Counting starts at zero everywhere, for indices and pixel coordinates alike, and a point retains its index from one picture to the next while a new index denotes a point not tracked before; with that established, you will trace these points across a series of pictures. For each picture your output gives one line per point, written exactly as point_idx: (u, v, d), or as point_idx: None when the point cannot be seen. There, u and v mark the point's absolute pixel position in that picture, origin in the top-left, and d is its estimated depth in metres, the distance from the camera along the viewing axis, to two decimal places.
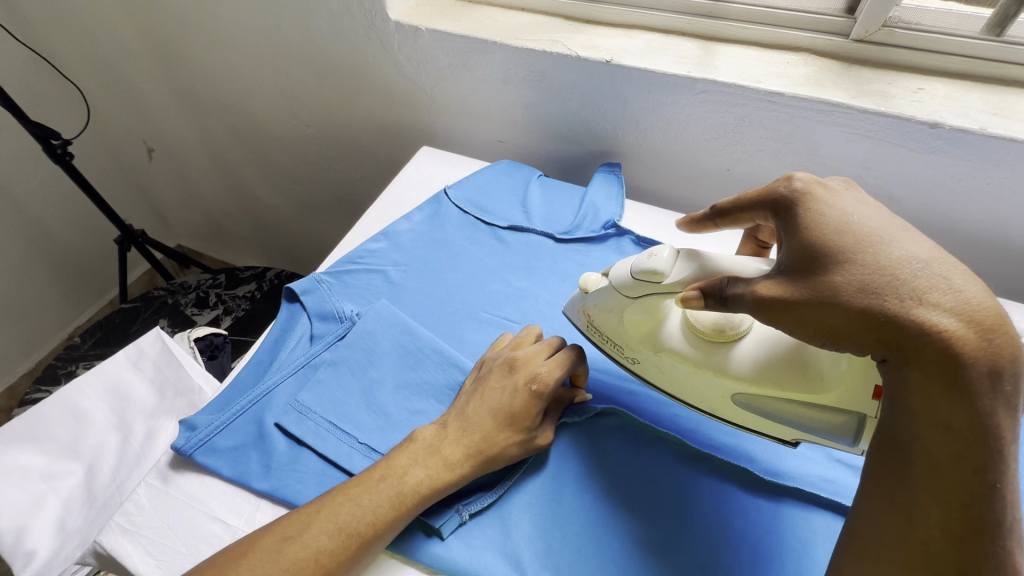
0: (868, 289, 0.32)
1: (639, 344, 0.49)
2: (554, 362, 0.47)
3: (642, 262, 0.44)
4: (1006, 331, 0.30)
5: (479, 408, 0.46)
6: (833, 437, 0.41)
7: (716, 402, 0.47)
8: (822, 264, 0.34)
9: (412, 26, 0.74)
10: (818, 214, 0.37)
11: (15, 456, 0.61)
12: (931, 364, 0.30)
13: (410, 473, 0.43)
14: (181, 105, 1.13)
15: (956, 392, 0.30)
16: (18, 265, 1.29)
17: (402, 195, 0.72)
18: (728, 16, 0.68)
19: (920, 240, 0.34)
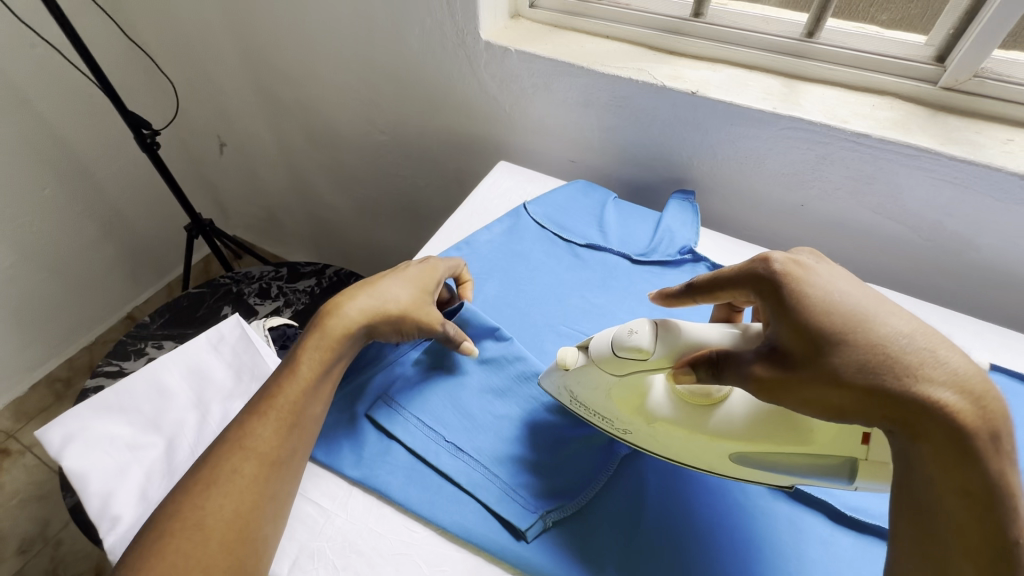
0: (867, 368, 0.34)
1: (627, 416, 0.46)
2: (443, 258, 0.60)
3: (621, 340, 0.43)
4: (993, 396, 0.33)
5: (381, 279, 0.55)
6: (833, 479, 0.42)
7: (713, 462, 0.46)
8: (822, 345, 0.35)
9: (502, 47, 0.78)
10: (804, 294, 0.38)
11: (105, 424, 0.66)
12: (941, 433, 0.32)
13: (334, 335, 0.50)
14: (260, 104, 1.18)
15: (968, 457, 0.32)
16: (92, 243, 1.37)
17: (482, 207, 0.75)
18: (814, 57, 0.69)
19: (903, 313, 0.36)
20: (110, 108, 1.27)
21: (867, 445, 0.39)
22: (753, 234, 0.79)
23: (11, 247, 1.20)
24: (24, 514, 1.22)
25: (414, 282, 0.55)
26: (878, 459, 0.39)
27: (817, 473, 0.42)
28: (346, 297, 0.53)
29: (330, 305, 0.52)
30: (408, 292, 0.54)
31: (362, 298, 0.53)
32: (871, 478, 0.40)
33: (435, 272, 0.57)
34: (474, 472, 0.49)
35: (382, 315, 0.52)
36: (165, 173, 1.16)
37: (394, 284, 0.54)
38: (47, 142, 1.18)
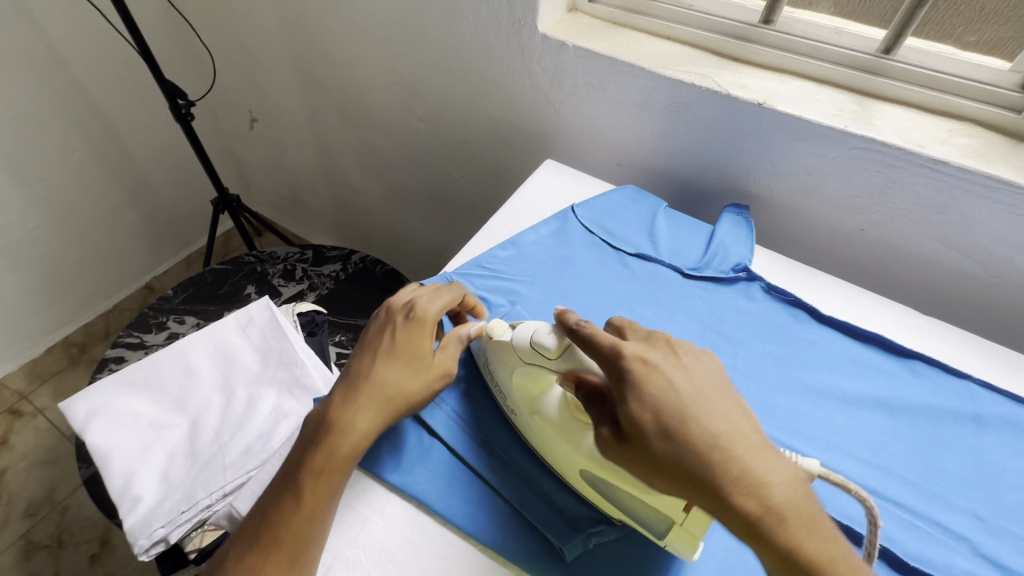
0: (676, 458, 0.35)
1: (519, 403, 0.47)
2: (432, 295, 0.51)
3: (538, 335, 0.44)
4: (776, 480, 0.34)
5: (377, 362, 0.47)
6: (648, 527, 0.42)
7: (566, 468, 0.46)
8: (643, 432, 0.36)
9: (559, 41, 0.75)
10: (637, 386, 0.37)
11: (132, 401, 0.65)
12: (734, 519, 0.34)
13: (345, 452, 0.43)
14: (295, 81, 1.16)
15: (761, 542, 0.33)
16: (116, 211, 1.35)
17: (527, 206, 0.73)
18: (889, 75, 0.66)
19: (715, 410, 0.36)
20: (144, 74, 1.25)
21: (687, 514, 0.38)
22: (804, 253, 0.76)
23: (36, 208, 1.19)
24: (32, 478, 1.22)
25: (415, 353, 0.48)
26: (689, 529, 0.39)
27: (642, 518, 0.42)
28: (341, 403, 0.45)
29: (329, 413, 0.45)
30: (411, 370, 0.47)
31: (365, 401, 0.45)
32: (678, 541, 0.40)
33: (426, 331, 0.49)
34: (519, 485, 0.47)
35: (393, 411, 0.46)
36: (197, 145, 1.14)
37: (395, 364, 0.47)
38: (79, 105, 1.17)
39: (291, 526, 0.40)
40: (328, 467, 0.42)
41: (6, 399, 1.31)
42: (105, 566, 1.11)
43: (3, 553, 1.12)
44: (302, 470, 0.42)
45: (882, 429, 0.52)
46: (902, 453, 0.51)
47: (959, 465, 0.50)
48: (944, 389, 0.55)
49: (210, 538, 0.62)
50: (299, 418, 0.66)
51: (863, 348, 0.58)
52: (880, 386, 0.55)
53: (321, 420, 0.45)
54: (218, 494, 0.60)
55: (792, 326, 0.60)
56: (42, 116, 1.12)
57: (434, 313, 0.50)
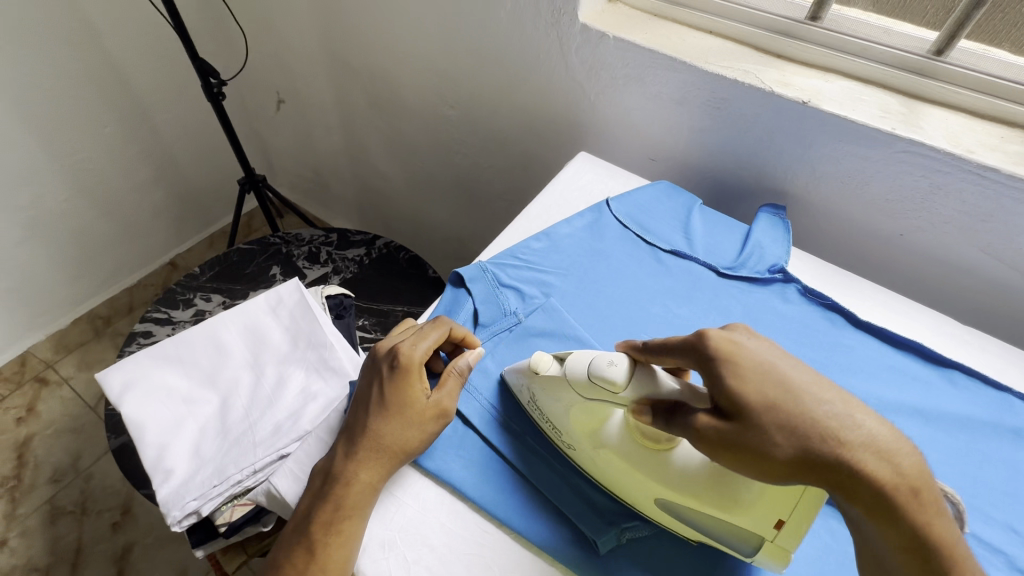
0: (802, 436, 0.34)
1: (578, 435, 0.46)
2: (415, 337, 0.49)
3: (598, 368, 0.42)
4: (900, 452, 0.34)
5: (370, 413, 0.46)
6: (735, 546, 0.42)
7: (639, 500, 0.44)
8: (755, 415, 0.35)
9: (599, 32, 0.73)
10: (737, 367, 0.37)
11: (166, 376, 0.67)
12: (865, 492, 0.33)
13: (351, 505, 0.43)
14: (325, 63, 1.16)
15: (888, 515, 0.33)
16: (143, 187, 1.37)
17: (561, 199, 0.73)
18: (939, 77, 0.64)
19: (822, 385, 0.36)
20: (176, 52, 1.26)
21: (778, 531, 0.38)
22: (838, 256, 0.75)
23: (67, 181, 1.20)
24: (58, 445, 1.25)
25: (402, 400, 0.46)
26: (781, 545, 0.39)
27: (728, 538, 0.41)
28: (340, 459, 0.45)
29: (333, 468, 0.45)
30: (405, 414, 0.46)
31: (364, 452, 0.45)
32: (767, 557, 0.41)
33: (413, 373, 0.47)
34: (553, 477, 0.47)
35: (394, 458, 0.45)
36: (226, 125, 1.15)
37: (383, 415, 0.46)
38: (112, 80, 1.18)
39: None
40: (330, 523, 0.43)
41: (34, 367, 1.34)
42: (127, 534, 1.14)
43: (30, 516, 1.15)
44: (309, 525, 0.43)
45: (917, 438, 0.52)
46: (938, 462, 0.50)
47: (996, 478, 0.50)
48: (983, 401, 0.54)
49: (240, 512, 0.61)
50: (327, 399, 0.65)
51: (900, 355, 0.57)
52: (916, 394, 0.54)
53: (326, 476, 0.45)
54: (248, 471, 0.60)
55: (828, 330, 0.59)
56: (77, 90, 1.13)
57: (419, 354, 0.48)
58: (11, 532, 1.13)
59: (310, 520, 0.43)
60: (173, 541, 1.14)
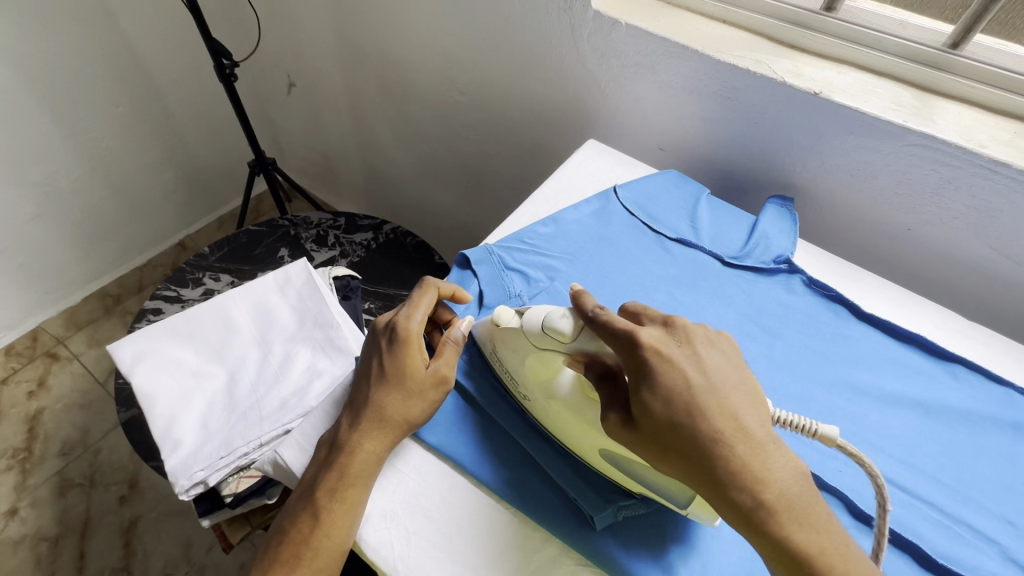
0: (690, 449, 0.36)
1: (532, 386, 0.47)
2: (410, 309, 0.50)
3: (550, 321, 0.43)
4: (774, 478, 0.35)
5: (372, 385, 0.47)
6: (670, 498, 0.42)
7: (586, 447, 0.45)
8: (654, 429, 0.37)
9: (612, 19, 0.73)
10: (654, 381, 0.38)
11: (175, 350, 0.68)
12: (728, 510, 0.36)
13: (356, 473, 0.44)
14: (337, 47, 1.16)
15: (761, 527, 0.35)
16: (154, 167, 1.38)
17: (569, 185, 0.73)
18: (953, 71, 0.64)
19: (728, 401, 0.37)
20: (189, 33, 1.26)
21: (703, 482, 0.39)
22: (844, 249, 0.75)
23: (80, 159, 1.22)
24: (67, 419, 1.27)
25: (402, 370, 0.47)
26: (711, 499, 0.39)
27: (662, 489, 0.42)
28: (345, 430, 0.46)
29: (339, 437, 0.46)
30: (406, 385, 0.46)
31: (369, 423, 0.46)
32: (699, 510, 0.41)
33: (411, 343, 0.48)
34: (553, 454, 0.48)
35: (399, 428, 0.46)
36: (238, 107, 1.15)
37: (383, 386, 0.47)
38: (125, 60, 1.19)
39: (313, 548, 0.42)
40: (335, 491, 0.44)
41: (44, 342, 1.36)
42: (134, 508, 1.16)
43: (40, 487, 1.18)
44: (313, 493, 0.44)
45: (917, 429, 0.52)
46: (935, 453, 0.51)
47: (994, 470, 0.50)
48: (984, 395, 0.54)
49: (247, 483, 0.62)
50: (333, 376, 0.66)
51: (902, 348, 0.57)
52: (918, 387, 0.55)
53: (330, 446, 0.46)
54: (255, 444, 0.61)
55: (831, 321, 0.59)
56: (91, 69, 1.14)
57: (416, 324, 0.49)
58: (21, 502, 1.16)
59: (317, 487, 0.44)
60: (178, 515, 1.16)
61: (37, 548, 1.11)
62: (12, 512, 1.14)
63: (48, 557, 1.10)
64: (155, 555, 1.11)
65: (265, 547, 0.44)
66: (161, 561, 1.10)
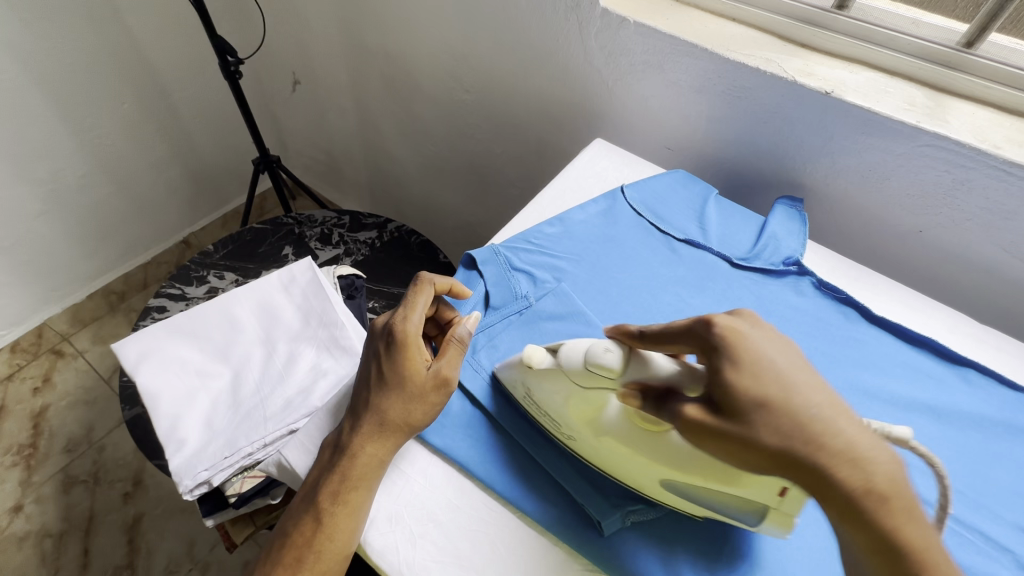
0: (783, 433, 0.34)
1: (578, 426, 0.45)
2: (406, 310, 0.49)
3: (594, 355, 0.42)
4: (877, 461, 0.33)
5: (372, 389, 0.47)
6: (741, 518, 0.42)
7: (644, 483, 0.44)
8: (743, 409, 0.35)
9: (620, 16, 0.72)
10: (735, 358, 0.36)
11: (180, 349, 0.68)
12: (834, 497, 0.33)
13: (356, 477, 0.44)
14: (342, 44, 1.15)
15: (857, 520, 0.33)
16: (159, 165, 1.38)
17: (575, 185, 0.72)
18: (967, 70, 0.63)
19: (809, 384, 0.36)
20: (194, 30, 1.26)
21: (782, 498, 0.38)
22: (854, 250, 0.74)
23: (85, 156, 1.22)
24: (72, 416, 1.27)
25: (401, 373, 0.46)
26: (786, 511, 0.39)
27: (732, 510, 0.41)
28: (345, 435, 0.46)
29: (340, 441, 0.46)
30: (405, 388, 0.46)
31: (368, 427, 0.45)
32: (773, 524, 0.41)
33: (408, 345, 0.47)
34: (560, 457, 0.48)
35: (399, 431, 0.46)
36: (242, 104, 1.15)
37: (383, 389, 0.46)
38: (130, 56, 1.18)
39: (316, 550, 0.42)
40: (338, 494, 0.43)
41: (49, 339, 1.36)
42: (138, 505, 1.17)
43: (44, 483, 1.18)
44: (316, 495, 0.44)
45: (928, 434, 0.51)
46: (947, 459, 0.50)
47: (1007, 477, 0.49)
48: (997, 400, 0.53)
49: (251, 484, 0.62)
50: (338, 376, 0.66)
51: (914, 351, 0.57)
52: (929, 391, 0.54)
53: (333, 448, 0.46)
54: (259, 444, 0.61)
55: (841, 324, 0.58)
56: (96, 66, 1.14)
57: (413, 326, 0.48)
58: (26, 498, 1.16)
59: (318, 490, 0.44)
60: (182, 513, 1.16)
61: (42, 544, 1.11)
62: (17, 508, 1.14)
63: (52, 554, 1.10)
64: (159, 552, 1.11)
65: (268, 549, 0.44)
66: (165, 559, 1.11)
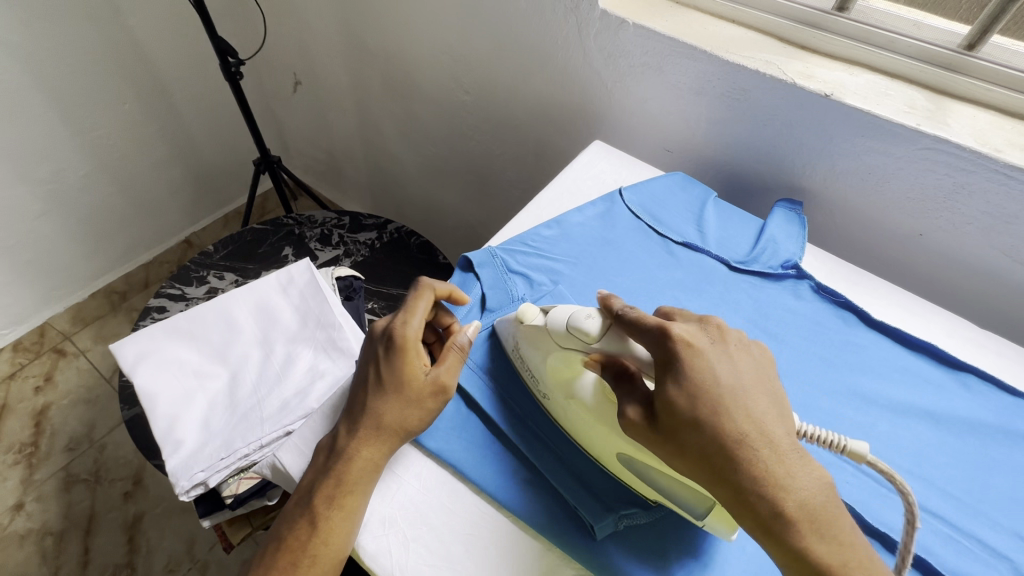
0: (711, 451, 0.36)
1: (553, 385, 0.47)
2: (406, 314, 0.49)
3: (577, 320, 0.43)
4: (795, 483, 0.34)
5: (370, 393, 0.47)
6: (688, 508, 0.41)
7: (603, 450, 0.45)
8: (679, 422, 0.37)
9: (619, 18, 0.72)
10: (683, 374, 0.37)
11: (178, 350, 0.68)
12: (748, 515, 0.35)
13: (354, 481, 0.44)
14: (343, 44, 1.15)
15: (771, 535, 0.34)
16: (160, 165, 1.38)
17: (574, 187, 0.72)
18: (968, 73, 0.62)
19: (751, 408, 0.37)
20: (197, 31, 1.26)
21: (723, 492, 0.39)
22: (853, 253, 0.74)
23: (87, 156, 1.22)
24: (73, 415, 1.28)
25: (399, 378, 0.46)
26: (728, 510, 0.39)
27: (680, 498, 0.41)
28: (342, 439, 0.45)
29: (338, 444, 0.46)
30: (402, 394, 0.46)
31: (365, 433, 0.45)
32: (717, 522, 0.40)
33: (406, 348, 0.47)
34: (555, 461, 0.47)
35: (395, 437, 0.46)
36: (243, 105, 1.15)
37: (381, 394, 0.46)
38: (132, 57, 1.19)
39: (311, 555, 0.42)
40: (333, 498, 0.43)
41: (51, 339, 1.37)
42: (137, 504, 1.17)
43: (45, 482, 1.18)
44: (311, 500, 0.44)
45: (926, 440, 0.51)
46: (945, 465, 0.49)
47: (1005, 483, 0.49)
48: (996, 406, 0.53)
49: (247, 485, 0.62)
50: (335, 378, 0.66)
51: (912, 356, 0.56)
52: (927, 397, 0.53)
53: (329, 453, 0.46)
54: (255, 445, 0.61)
55: (839, 328, 0.58)
56: (98, 66, 1.14)
57: (412, 330, 0.48)
58: (27, 496, 1.16)
59: (314, 493, 0.44)
60: (182, 512, 1.16)
61: (42, 543, 1.11)
62: (18, 507, 1.15)
63: (53, 552, 1.11)
64: (159, 551, 1.12)
65: (263, 552, 0.44)
66: (165, 558, 1.11)
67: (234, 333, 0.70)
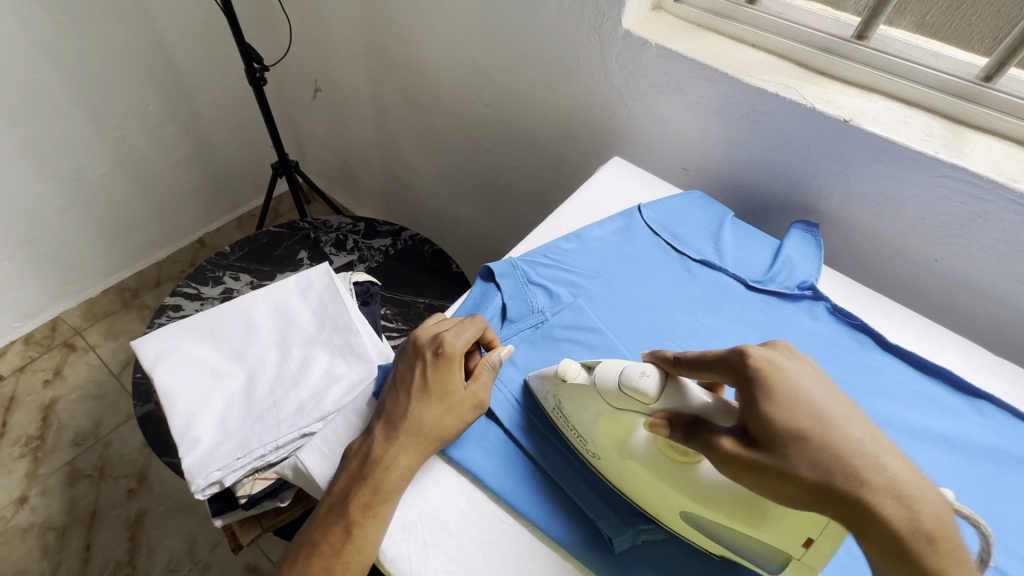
0: (828, 470, 0.34)
1: (604, 444, 0.46)
2: (458, 328, 0.50)
3: (629, 379, 0.43)
4: (912, 494, 0.34)
5: (412, 398, 0.47)
6: (761, 560, 0.42)
7: (666, 515, 0.44)
8: (786, 441, 0.35)
9: (641, 38, 0.74)
10: (777, 391, 0.36)
11: (196, 349, 0.68)
12: (880, 532, 0.33)
13: (394, 487, 0.44)
14: (366, 53, 1.17)
15: (901, 555, 0.33)
16: (179, 165, 1.40)
17: (593, 202, 0.73)
18: (986, 103, 0.63)
19: (852, 415, 0.36)
20: (224, 37, 1.29)
21: (805, 549, 0.39)
22: (867, 277, 0.75)
23: (110, 154, 1.24)
24: (81, 410, 1.28)
25: (444, 386, 0.48)
26: (808, 562, 0.39)
27: (754, 554, 0.42)
28: (380, 444, 0.46)
29: (375, 450, 0.46)
30: (444, 405, 0.47)
31: (406, 440, 0.46)
32: (793, 572, 0.41)
33: (453, 360, 0.49)
34: (576, 474, 0.48)
35: (431, 445, 0.46)
36: (266, 109, 1.17)
37: (424, 399, 0.47)
38: (159, 61, 1.21)
39: (344, 561, 0.42)
40: (368, 506, 0.44)
41: (63, 332, 1.38)
42: (140, 502, 1.17)
43: (50, 476, 1.19)
44: (346, 505, 0.44)
45: (942, 464, 0.51)
46: (963, 491, 0.50)
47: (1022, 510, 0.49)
48: (1012, 433, 0.53)
49: (261, 486, 0.62)
50: (350, 381, 0.66)
51: (928, 380, 0.57)
52: (942, 421, 0.54)
53: (364, 458, 0.46)
54: (271, 447, 0.61)
55: (855, 350, 0.59)
56: (124, 68, 1.17)
57: (461, 342, 0.49)
58: (31, 490, 1.17)
59: (347, 501, 0.44)
60: (183, 512, 1.16)
61: (45, 537, 1.11)
62: (21, 500, 1.15)
63: (54, 547, 1.11)
64: (159, 550, 1.11)
65: (293, 556, 0.44)
66: (165, 557, 1.11)
67: (251, 334, 0.71)
